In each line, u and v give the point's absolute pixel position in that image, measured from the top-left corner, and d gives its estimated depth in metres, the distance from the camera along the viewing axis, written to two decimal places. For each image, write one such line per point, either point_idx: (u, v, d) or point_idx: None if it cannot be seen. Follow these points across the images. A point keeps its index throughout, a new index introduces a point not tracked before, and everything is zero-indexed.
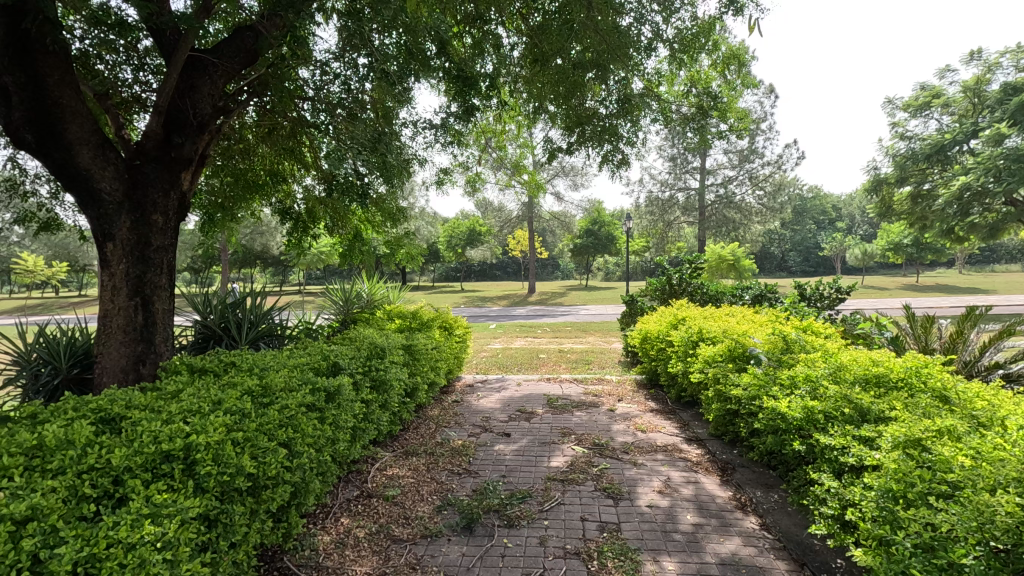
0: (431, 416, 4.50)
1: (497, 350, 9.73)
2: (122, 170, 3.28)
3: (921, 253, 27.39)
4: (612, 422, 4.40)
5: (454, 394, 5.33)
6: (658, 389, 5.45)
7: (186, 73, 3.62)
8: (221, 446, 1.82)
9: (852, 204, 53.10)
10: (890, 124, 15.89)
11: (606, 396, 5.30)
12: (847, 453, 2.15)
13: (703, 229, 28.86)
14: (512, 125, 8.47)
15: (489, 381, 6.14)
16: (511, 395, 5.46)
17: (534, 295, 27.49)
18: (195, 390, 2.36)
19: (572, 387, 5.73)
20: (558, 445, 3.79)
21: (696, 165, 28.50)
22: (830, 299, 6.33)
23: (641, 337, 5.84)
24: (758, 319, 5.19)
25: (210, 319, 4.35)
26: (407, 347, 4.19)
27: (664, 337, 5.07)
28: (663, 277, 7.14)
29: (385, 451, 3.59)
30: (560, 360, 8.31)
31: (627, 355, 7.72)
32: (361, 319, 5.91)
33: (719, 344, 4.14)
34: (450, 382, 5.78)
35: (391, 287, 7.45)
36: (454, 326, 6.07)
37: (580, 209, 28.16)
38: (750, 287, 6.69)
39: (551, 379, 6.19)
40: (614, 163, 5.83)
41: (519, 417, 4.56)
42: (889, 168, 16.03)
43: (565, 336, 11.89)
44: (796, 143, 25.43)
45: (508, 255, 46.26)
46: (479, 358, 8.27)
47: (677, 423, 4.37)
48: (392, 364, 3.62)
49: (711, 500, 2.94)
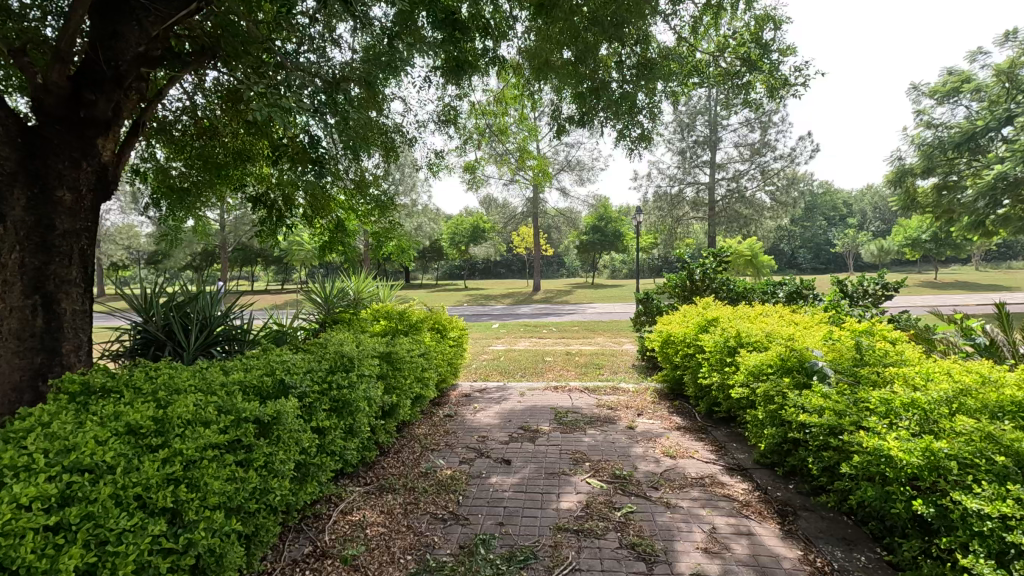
0: (417, 436, 3.79)
1: (499, 352, 8.99)
2: (14, 133, 2.54)
3: (940, 249, 26.47)
4: (633, 443, 3.67)
5: (447, 407, 4.62)
6: (684, 401, 4.72)
7: (106, 16, 2.83)
8: (19, 544, 1.11)
9: (863, 201, 52.05)
10: (915, 111, 15.08)
11: (622, 408, 4.57)
12: (1015, 528, 1.42)
13: (713, 225, 28.03)
14: (515, 104, 7.79)
15: (489, 390, 5.40)
16: (512, 407, 4.74)
17: (539, 293, 26.77)
18: (55, 426, 1.65)
19: (583, 397, 5.00)
20: (569, 478, 3.06)
21: (706, 159, 27.67)
22: (875, 297, 5.60)
23: (662, 339, 5.14)
24: (799, 320, 4.47)
25: (153, 321, 3.64)
26: (387, 356, 3.47)
27: (690, 339, 4.37)
28: (684, 272, 6.39)
29: (353, 488, 2.88)
30: (567, 364, 7.59)
31: (642, 359, 6.99)
32: (343, 320, 5.20)
33: (764, 351, 3.42)
34: (444, 392, 5.08)
35: (381, 284, 6.76)
36: (450, 330, 5.36)
37: (587, 205, 27.43)
38: (783, 282, 5.95)
39: (558, 387, 5.46)
40: (631, 143, 5.06)
41: (522, 438, 3.83)
42: (914, 158, 15.18)
43: (572, 337, 11.16)
44: (810, 136, 24.55)
45: (512, 253, 45.61)
46: (479, 362, 7.57)
47: (712, 446, 3.63)
48: (362, 378, 2.90)
49: (774, 562, 2.20)
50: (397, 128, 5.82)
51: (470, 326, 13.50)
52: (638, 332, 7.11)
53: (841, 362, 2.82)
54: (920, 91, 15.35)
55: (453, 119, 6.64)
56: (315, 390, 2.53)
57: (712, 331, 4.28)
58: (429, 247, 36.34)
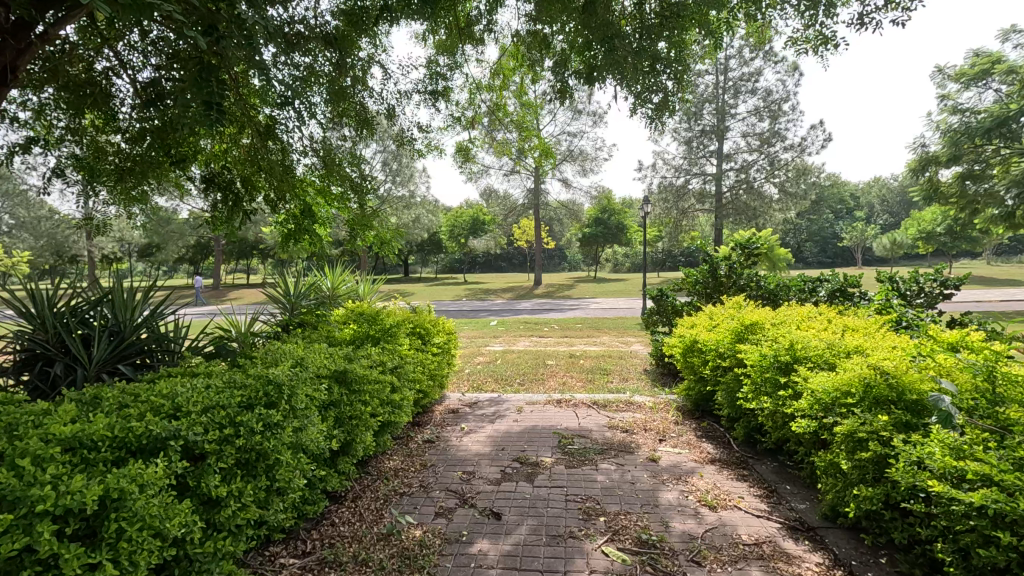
0: (385, 475, 3.00)
1: (495, 354, 8.20)
2: None
3: (954, 243, 25.56)
4: (660, 485, 2.87)
5: (429, 429, 3.83)
6: (714, 422, 3.93)
7: None
8: None
9: (871, 194, 51.15)
10: (939, 96, 14.20)
11: (640, 432, 3.78)
12: None
13: (720, 217, 27.17)
14: (513, 75, 6.96)
15: (482, 404, 4.61)
16: (508, 427, 3.95)
17: (540, 287, 25.96)
18: None
19: (591, 415, 4.20)
20: (581, 544, 2.27)
21: (713, 149, 26.79)
22: (932, 296, 4.77)
23: (685, 346, 4.35)
24: (857, 326, 3.68)
25: (43, 333, 2.82)
26: (339, 377, 2.67)
27: (723, 347, 3.60)
28: (706, 267, 5.57)
29: (284, 564, 2.10)
30: (571, 368, 6.78)
31: (656, 365, 6.18)
32: (311, 321, 4.44)
33: (830, 371, 2.64)
34: (427, 408, 4.30)
35: (361, 279, 5.98)
36: (436, 333, 4.56)
37: (590, 196, 26.57)
38: (823, 278, 5.11)
39: (562, 400, 4.66)
40: (647, 112, 4.16)
41: (517, 476, 3.03)
42: (939, 145, 14.28)
43: (576, 336, 10.36)
44: (822, 124, 23.63)
45: (513, 246, 44.81)
46: (472, 367, 6.79)
47: (760, 491, 2.83)
48: (297, 412, 2.12)
49: None
50: (375, 96, 5.02)
51: (467, 323, 12.70)
52: (651, 335, 6.31)
53: (961, 394, 2.02)
54: (946, 73, 14.44)
55: (444, 93, 5.91)
56: (212, 441, 1.75)
57: (753, 339, 3.51)
58: (428, 240, 35.55)
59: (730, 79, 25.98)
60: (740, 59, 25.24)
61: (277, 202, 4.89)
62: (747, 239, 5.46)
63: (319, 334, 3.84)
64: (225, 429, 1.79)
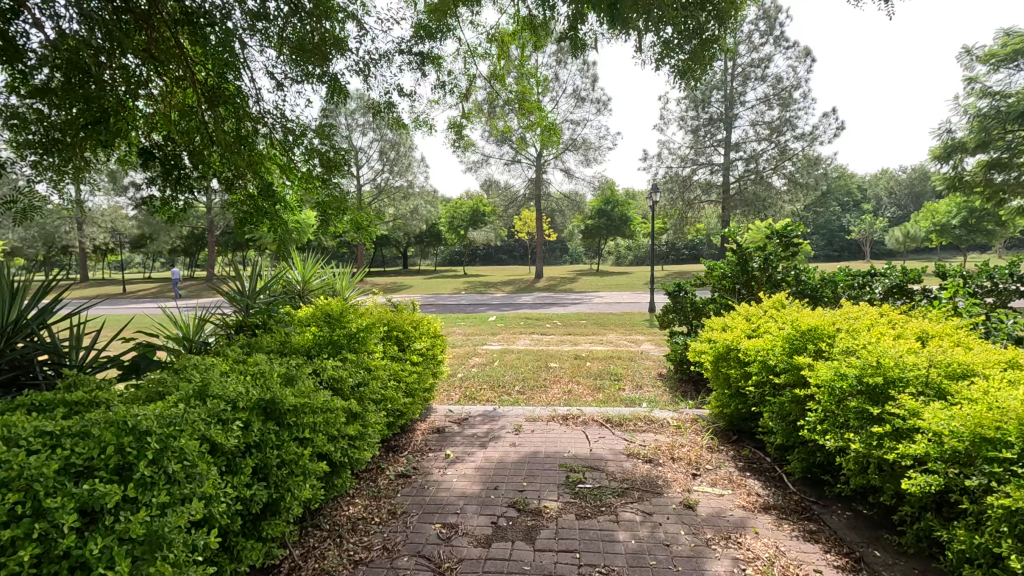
0: (333, 534, 2.26)
1: (493, 355, 7.44)
2: None
3: (970, 236, 24.67)
4: (708, 554, 2.12)
5: (406, 459, 3.10)
6: (757, 449, 3.19)
7: None
8: None
9: (878, 185, 50.04)
10: (967, 78, 13.33)
11: (667, 462, 3.05)
12: None
13: (727, 209, 26.32)
14: (512, 43, 6.20)
15: (474, 421, 3.88)
16: (504, 454, 3.22)
17: (541, 280, 25.24)
18: None
19: (605, 438, 3.46)
20: None
21: (721, 138, 25.92)
22: (1009, 295, 4.01)
23: (717, 354, 3.62)
24: (943, 333, 2.93)
25: None
26: (265, 408, 1.93)
27: (775, 358, 2.86)
28: (736, 260, 4.80)
29: None
30: (576, 373, 6.04)
31: (675, 372, 5.43)
32: (268, 319, 3.73)
33: (951, 405, 1.88)
34: (406, 428, 3.58)
35: (338, 272, 5.24)
36: (421, 335, 3.84)
37: (592, 186, 25.76)
38: (874, 271, 4.35)
39: (569, 416, 3.92)
40: (678, 64, 3.56)
41: (512, 531, 2.30)
42: (966, 131, 13.40)
43: (581, 334, 9.60)
44: (834, 112, 22.77)
45: (515, 239, 44.09)
46: (465, 371, 6.04)
47: (841, 557, 2.10)
48: (176, 474, 1.38)
49: None
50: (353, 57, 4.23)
51: (463, 320, 11.97)
52: (669, 337, 5.56)
53: None
54: (974, 54, 13.55)
55: (434, 61, 5.15)
56: None
57: (815, 348, 2.77)
58: (427, 232, 34.80)
59: (738, 66, 25.13)
60: (749, 45, 24.37)
61: (234, 185, 4.14)
62: (786, 226, 4.67)
63: (268, 339, 3.11)
64: (11, 526, 1.06)
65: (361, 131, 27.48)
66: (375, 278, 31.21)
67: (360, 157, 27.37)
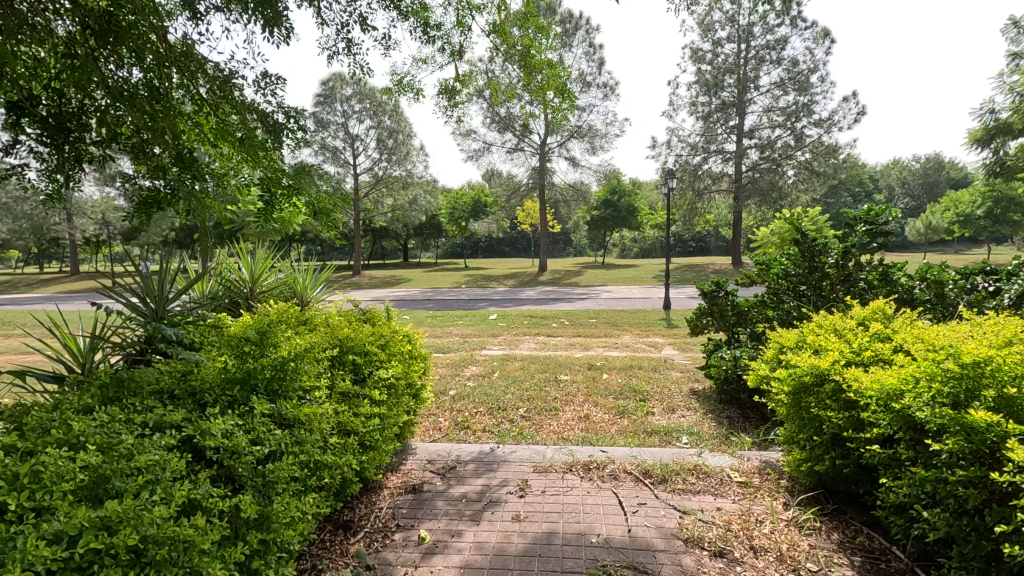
0: None
1: (493, 363, 6.42)
2: None
3: (996, 229, 23.33)
4: None
5: (354, 552, 2.08)
6: (876, 533, 2.16)
7: None
8: None
9: (891, 175, 48.67)
10: (1013, 53, 12.15)
11: (746, 558, 2.03)
12: None
13: (740, 199, 25.10)
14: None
15: (464, 474, 2.84)
16: (502, 540, 2.18)
17: (545, 274, 24.18)
18: None
19: (647, 507, 2.45)
20: None
21: (734, 124, 24.75)
22: None
23: (798, 383, 2.61)
24: None
25: None
26: None
27: (924, 408, 1.83)
28: (802, 255, 3.77)
29: None
30: (591, 389, 4.99)
31: (717, 394, 4.39)
32: (155, 338, 2.61)
33: None
34: (367, 488, 2.58)
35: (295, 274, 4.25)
36: (394, 353, 2.85)
37: (598, 176, 24.65)
38: (998, 269, 3.29)
39: (592, 465, 2.90)
40: None
41: None
42: (1011, 112, 12.21)
43: (592, 335, 8.55)
44: (854, 96, 21.56)
45: (518, 231, 43.08)
46: (459, 388, 5.02)
47: None
48: None
49: None
50: None
51: (461, 319, 10.90)
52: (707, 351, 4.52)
53: None
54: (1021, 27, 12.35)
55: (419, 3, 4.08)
56: None
57: (996, 396, 1.75)
58: (427, 224, 33.70)
59: (752, 48, 23.96)
60: (764, 25, 23.20)
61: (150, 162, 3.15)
62: (873, 210, 3.55)
63: (156, 372, 2.12)
64: None
65: (357, 119, 26.41)
66: (374, 271, 30.24)
67: (357, 147, 26.34)
